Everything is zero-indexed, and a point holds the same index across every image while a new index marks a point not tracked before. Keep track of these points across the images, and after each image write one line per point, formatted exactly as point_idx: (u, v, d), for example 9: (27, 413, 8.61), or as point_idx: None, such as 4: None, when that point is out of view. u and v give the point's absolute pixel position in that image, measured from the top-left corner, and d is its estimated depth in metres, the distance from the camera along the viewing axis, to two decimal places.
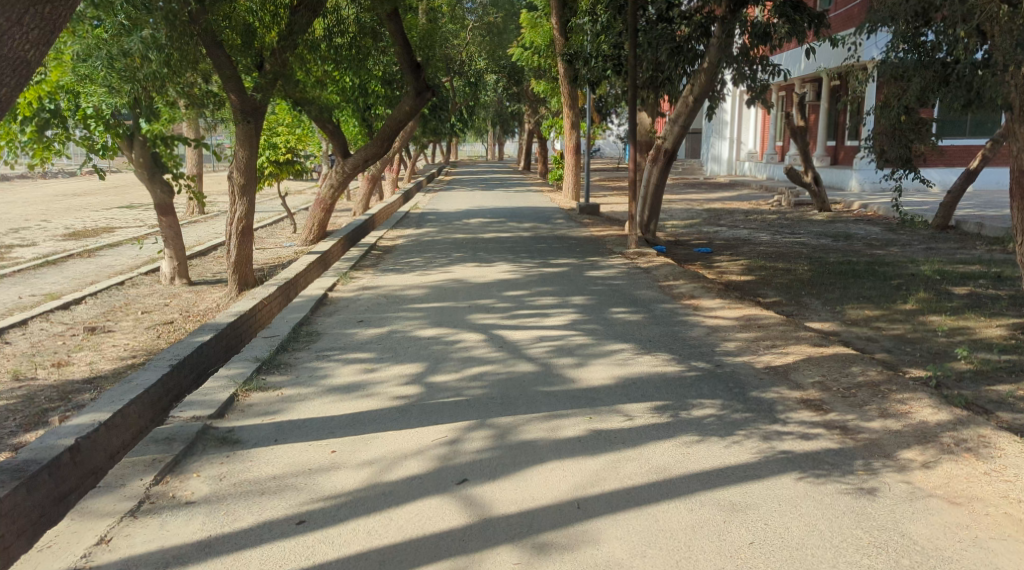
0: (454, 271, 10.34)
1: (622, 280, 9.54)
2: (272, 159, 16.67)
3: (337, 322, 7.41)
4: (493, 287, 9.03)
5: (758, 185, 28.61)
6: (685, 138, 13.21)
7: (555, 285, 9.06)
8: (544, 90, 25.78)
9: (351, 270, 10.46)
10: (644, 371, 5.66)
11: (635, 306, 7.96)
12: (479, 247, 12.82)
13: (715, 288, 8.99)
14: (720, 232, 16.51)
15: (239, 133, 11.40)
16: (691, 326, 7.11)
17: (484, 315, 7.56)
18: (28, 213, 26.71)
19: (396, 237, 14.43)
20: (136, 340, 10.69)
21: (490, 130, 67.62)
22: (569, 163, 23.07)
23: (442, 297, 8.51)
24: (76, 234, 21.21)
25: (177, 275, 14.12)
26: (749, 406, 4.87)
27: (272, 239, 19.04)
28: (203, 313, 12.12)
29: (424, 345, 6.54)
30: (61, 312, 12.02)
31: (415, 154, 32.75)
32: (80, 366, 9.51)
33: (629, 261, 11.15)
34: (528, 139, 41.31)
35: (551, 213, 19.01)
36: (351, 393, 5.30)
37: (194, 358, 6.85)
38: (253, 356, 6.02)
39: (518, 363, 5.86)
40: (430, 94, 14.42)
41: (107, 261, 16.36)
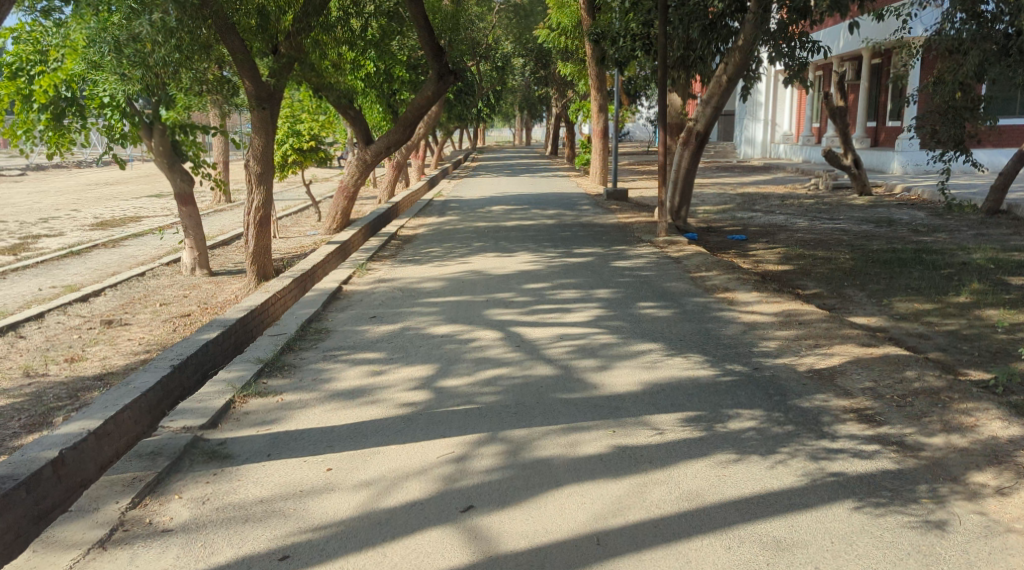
0: (474, 262, 9.93)
1: (650, 271, 9.07)
2: (295, 147, 16.11)
3: (348, 319, 7.02)
4: (513, 279, 8.61)
5: (793, 168, 27.80)
6: (717, 120, 12.62)
7: (579, 277, 8.61)
8: (572, 73, 25.21)
9: (370, 261, 10.08)
10: (673, 375, 5.22)
11: (663, 300, 7.49)
12: (502, 235, 12.39)
13: (750, 279, 8.49)
14: (755, 218, 15.89)
15: (254, 120, 11.00)
16: (724, 322, 6.64)
17: (502, 310, 7.15)
18: (58, 203, 26.65)
19: (418, 226, 14.04)
20: (153, 333, 10.36)
21: (518, 116, 67.00)
22: (597, 148, 22.51)
23: (459, 290, 8.10)
24: (102, 224, 21.04)
25: (198, 266, 13.80)
26: (792, 417, 4.43)
27: (297, 228, 18.75)
28: (220, 305, 11.81)
29: (439, 343, 6.15)
30: (80, 303, 11.64)
31: (442, 140, 32.28)
32: (94, 361, 9.16)
33: (659, 250, 10.64)
34: (556, 124, 40.65)
35: (578, 200, 18.50)
36: (354, 399, 4.92)
37: (199, 357, 6.49)
38: (256, 357, 5.65)
39: (536, 365, 5.45)
40: (453, 78, 13.92)
41: (130, 251, 16.12)
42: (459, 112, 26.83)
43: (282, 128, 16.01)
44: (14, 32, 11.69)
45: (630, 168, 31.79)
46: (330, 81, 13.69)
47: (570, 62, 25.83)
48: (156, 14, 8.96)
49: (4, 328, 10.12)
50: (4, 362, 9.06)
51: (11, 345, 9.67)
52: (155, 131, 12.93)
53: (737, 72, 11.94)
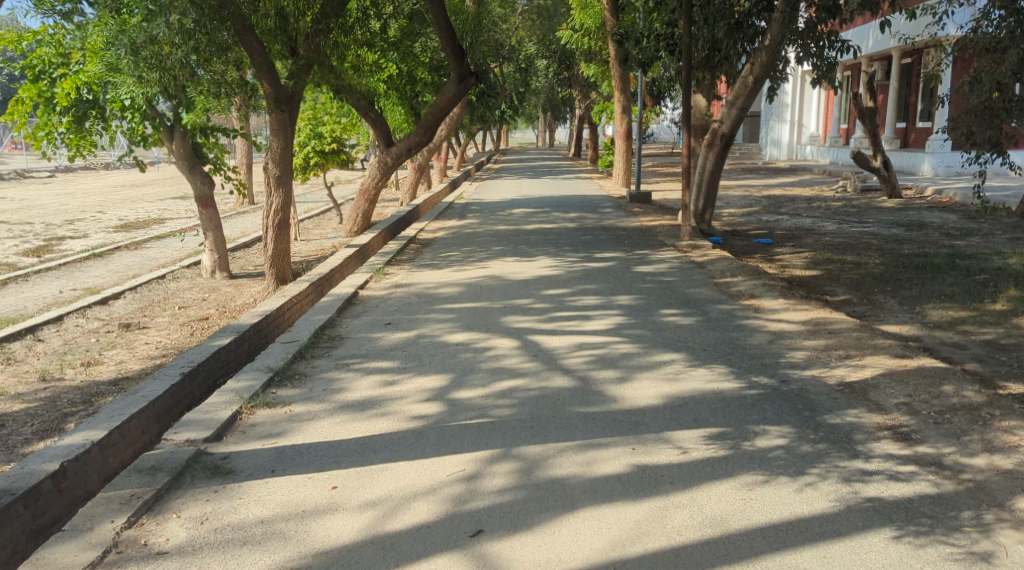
0: (493, 266, 9.75)
1: (673, 276, 8.84)
2: (317, 149, 16.03)
3: (363, 325, 6.87)
4: (532, 284, 8.42)
5: (820, 169, 27.38)
6: (743, 121, 12.36)
7: (600, 283, 8.40)
8: (595, 73, 25.01)
9: (387, 265, 9.94)
10: (696, 388, 5.00)
11: (686, 307, 7.27)
12: (522, 239, 12.20)
13: (776, 286, 8.24)
14: (781, 222, 15.59)
15: (273, 123, 10.92)
16: (750, 332, 6.41)
17: (520, 317, 6.96)
18: (84, 205, 26.83)
19: (438, 229, 13.90)
20: (170, 337, 10.27)
21: (542, 118, 66.89)
22: (620, 149, 22.28)
23: (477, 295, 7.92)
24: (126, 226, 21.13)
25: (218, 268, 13.74)
26: (823, 435, 4.20)
27: (318, 231, 18.69)
28: (239, 308, 11.72)
29: (453, 352, 5.97)
30: (99, 306, 11.58)
31: (465, 142, 32.18)
32: (111, 365, 9.07)
33: (683, 254, 10.40)
34: (579, 126, 40.42)
35: (601, 202, 18.27)
36: (364, 411, 4.75)
37: (210, 364, 6.36)
38: (266, 366, 5.50)
39: (554, 377, 5.26)
40: (474, 80, 13.74)
41: (151, 253, 16.12)
42: (482, 114, 26.71)
43: (304, 130, 15.93)
44: (36, 35, 11.69)
45: (653, 170, 31.52)
46: (350, 83, 13.57)
47: (594, 63, 25.62)
48: (173, 15, 8.89)
49: (22, 331, 10.06)
50: (21, 366, 8.99)
51: (29, 348, 9.60)
52: (175, 134, 12.88)
53: (763, 73, 11.67)
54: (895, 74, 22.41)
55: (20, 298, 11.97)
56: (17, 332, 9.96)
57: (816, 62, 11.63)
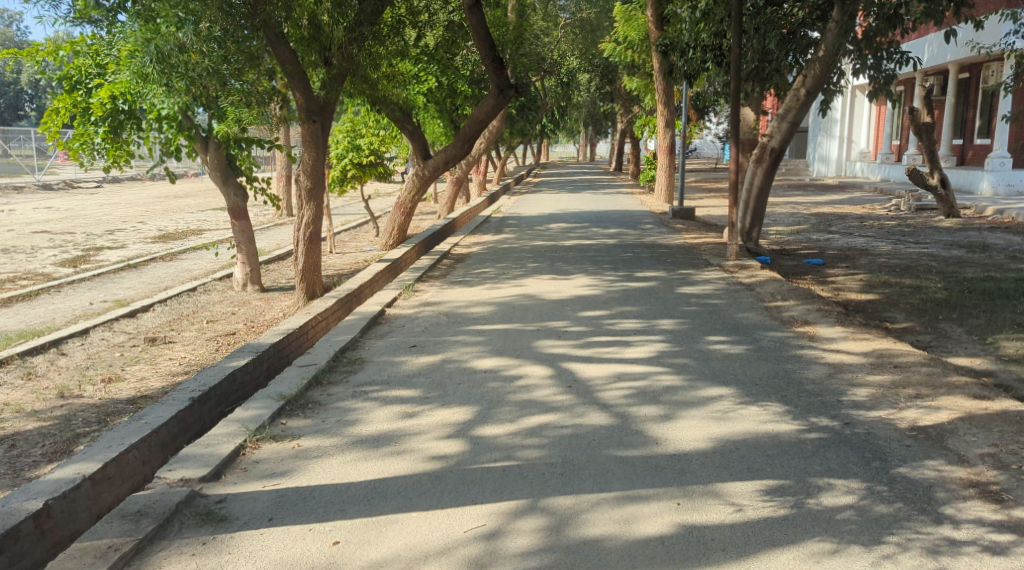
0: (528, 284, 9.30)
1: (719, 298, 8.30)
2: (355, 161, 15.74)
3: (388, 347, 6.45)
4: (569, 305, 7.94)
5: (871, 187, 26.52)
6: (794, 136, 11.76)
7: (641, 305, 7.90)
8: (639, 86, 24.47)
9: (418, 282, 9.52)
10: (749, 429, 4.49)
11: (734, 333, 6.74)
12: (560, 256, 11.74)
13: (832, 311, 7.66)
14: (832, 241, 14.92)
15: (305, 134, 10.59)
16: (806, 363, 5.86)
17: (555, 341, 6.49)
18: (125, 215, 26.86)
19: (473, 244, 13.50)
20: (195, 353, 9.94)
21: (582, 132, 66.40)
22: (663, 164, 21.73)
23: (510, 316, 7.47)
24: (164, 236, 21.07)
25: (250, 281, 13.46)
26: (897, 493, 3.68)
27: (354, 243, 18.42)
28: (268, 323, 11.40)
29: (481, 380, 5.52)
30: (127, 319, 11.33)
31: (505, 155, 31.78)
32: (132, 382, 8.75)
33: (730, 274, 9.85)
34: (620, 140, 39.79)
35: (642, 218, 17.73)
36: (379, 447, 4.31)
37: (224, 386, 5.97)
38: (278, 393, 5.09)
39: (590, 411, 4.78)
40: (514, 92, 13.37)
41: (186, 265, 15.94)
42: (522, 128, 26.34)
43: (342, 142, 15.67)
44: (74, 45, 11.52)
45: (696, 186, 30.88)
46: (386, 94, 13.26)
47: (637, 77, 25.12)
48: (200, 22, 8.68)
49: (46, 345, 9.81)
50: (41, 381, 8.70)
51: (50, 363, 9.33)
52: (209, 145, 12.69)
53: (816, 86, 11.08)
54: (951, 88, 21.58)
55: (49, 310, 11.77)
56: (41, 346, 9.71)
57: (873, 75, 11.07)
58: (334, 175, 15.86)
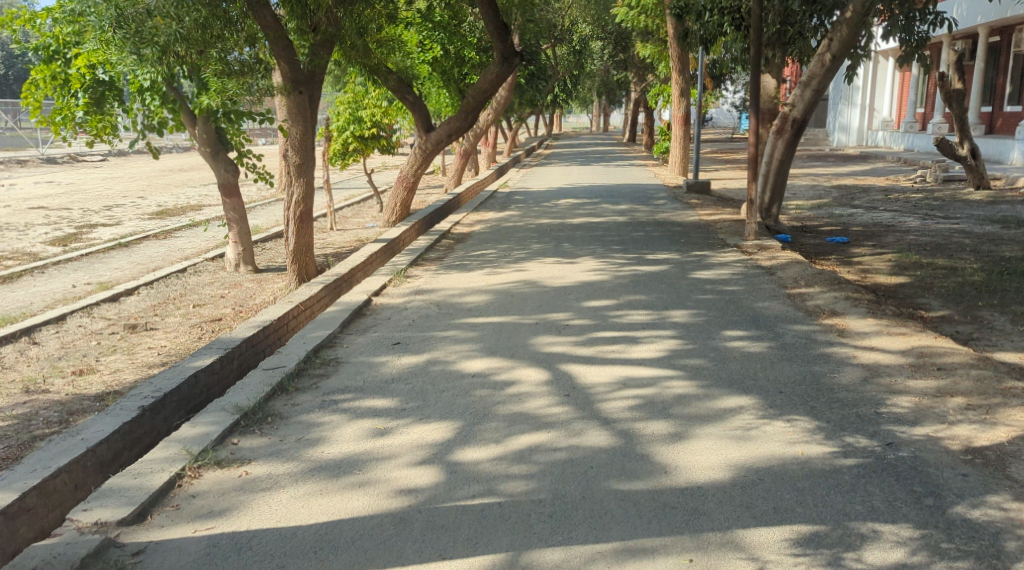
0: (529, 269, 8.63)
1: (737, 285, 7.61)
2: (356, 134, 15.01)
3: (368, 345, 5.80)
4: (572, 293, 7.27)
5: (893, 158, 25.59)
6: (818, 104, 11.01)
7: (651, 293, 7.21)
8: (652, 53, 23.63)
9: (411, 266, 8.89)
10: (774, 453, 3.82)
11: (754, 327, 6.05)
12: (565, 235, 11.05)
13: (862, 299, 6.96)
14: (855, 216, 14.15)
15: (290, 106, 9.84)
16: (836, 364, 5.18)
17: (554, 338, 5.83)
18: (128, 190, 26.35)
19: (475, 222, 12.83)
20: (176, 340, 9.31)
21: (595, 103, 65.32)
22: (677, 135, 20.90)
23: (505, 307, 6.82)
24: (162, 212, 20.48)
25: (242, 262, 12.81)
26: (960, 544, 3.00)
27: (356, 219, 17.76)
28: (257, 308, 10.78)
29: (466, 386, 4.86)
30: (109, 304, 10.73)
31: (516, 127, 31.00)
32: (104, 373, 8.13)
33: (747, 256, 9.16)
34: (634, 110, 38.87)
35: (655, 192, 17.00)
36: (339, 477, 3.67)
37: (184, 391, 5.34)
38: (233, 404, 4.44)
39: (588, 429, 4.12)
40: (519, 59, 12.61)
41: (179, 243, 15.34)
42: (532, 99, 25.50)
43: (343, 114, 14.88)
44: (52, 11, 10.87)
45: (712, 157, 30.00)
46: (381, 62, 12.45)
47: (651, 44, 24.21)
48: None
49: (17, 333, 9.23)
50: (8, 374, 8.15)
51: (20, 353, 8.77)
52: (198, 120, 11.95)
53: (843, 51, 10.31)
54: (982, 52, 20.58)
55: (29, 294, 11.22)
56: (11, 335, 9.15)
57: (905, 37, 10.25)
58: (336, 149, 15.14)
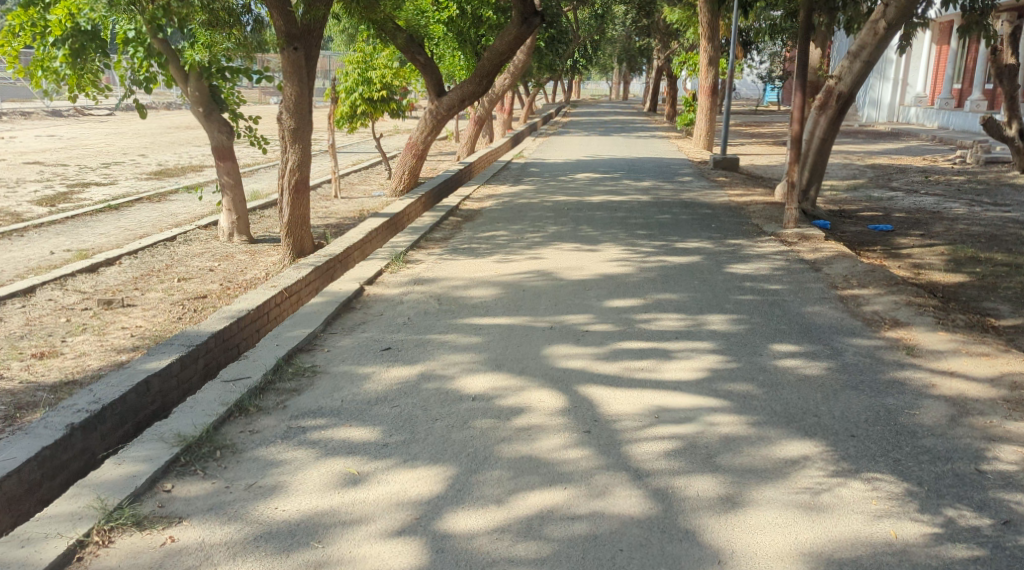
0: (545, 257, 7.76)
1: (780, 283, 6.72)
2: (365, 96, 13.92)
3: (353, 352, 4.93)
4: (591, 290, 6.39)
5: (928, 136, 24.49)
6: (867, 79, 10.11)
7: (682, 292, 6.32)
8: (681, 18, 22.53)
9: (413, 249, 8.05)
10: (858, 535, 2.93)
11: (807, 340, 5.14)
12: (584, 216, 10.16)
13: (927, 304, 6.05)
14: (896, 201, 13.20)
15: (282, 63, 8.93)
16: (912, 393, 4.28)
17: (571, 349, 4.95)
18: (131, 147, 25.46)
19: (487, 197, 11.96)
20: (153, 320, 8.44)
21: (616, 69, 63.82)
22: (704, 106, 19.84)
23: (516, 305, 5.95)
24: (161, 173, 19.62)
25: (236, 232, 11.87)
26: None
27: (363, 186, 16.87)
28: (247, 284, 9.91)
29: (464, 413, 3.98)
30: (85, 275, 9.87)
31: (534, 92, 29.92)
32: (67, 356, 7.28)
33: (787, 247, 8.29)
34: (656, 79, 37.69)
35: (680, 168, 16.05)
36: (292, 553, 2.82)
37: (132, 400, 4.45)
38: (173, 431, 3.56)
39: (615, 486, 3.24)
40: (539, 19, 11.62)
41: (174, 207, 14.50)
42: (552, 64, 24.44)
43: (352, 74, 13.82)
44: None
45: (738, 130, 28.88)
46: (389, 17, 11.49)
47: (680, 8, 23.10)
48: None
49: None
50: None
51: None
52: (190, 77, 10.98)
53: (899, 18, 9.41)
54: None
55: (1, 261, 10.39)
56: None
57: None
58: (343, 111, 14.12)
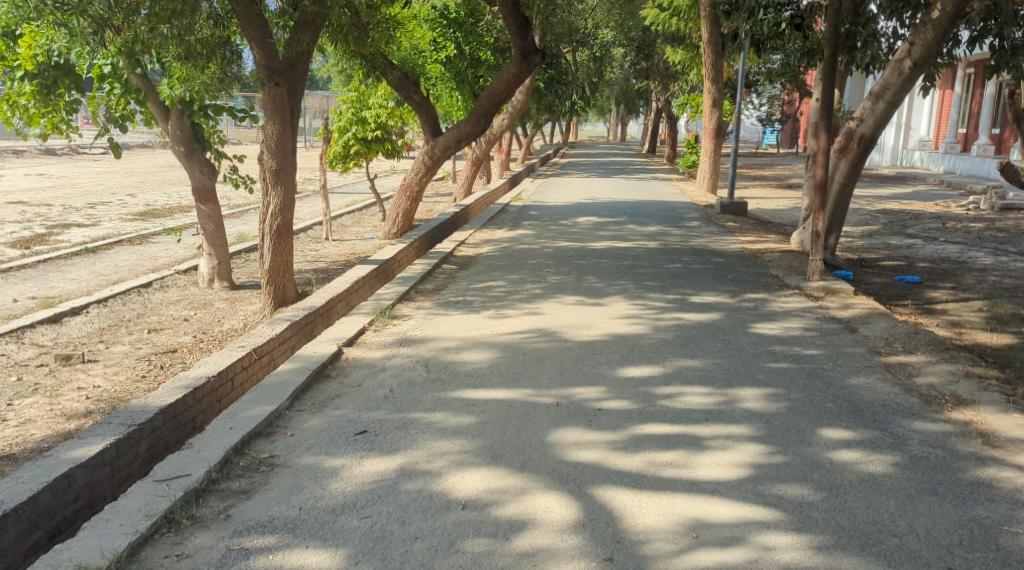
0: (547, 312, 6.98)
1: (813, 348, 5.95)
2: (359, 136, 13.24)
3: (321, 438, 4.10)
4: (600, 355, 5.61)
5: (937, 180, 23.95)
6: (890, 120, 9.48)
7: (705, 358, 5.54)
8: (683, 59, 22.09)
9: (401, 303, 7.28)
10: None
11: (861, 424, 4.34)
12: (588, 264, 9.41)
13: (988, 374, 5.28)
14: (916, 249, 12.52)
15: (263, 99, 8.20)
16: (1006, 501, 3.47)
17: (582, 434, 4.14)
18: (119, 187, 24.72)
19: (484, 242, 11.24)
20: (114, 379, 7.59)
21: (614, 111, 63.74)
22: (708, 148, 19.26)
23: (516, 374, 5.15)
24: (146, 213, 18.89)
25: (216, 277, 11.05)
26: None
27: (354, 228, 16.13)
28: (223, 336, 9.09)
29: (453, 529, 3.16)
30: (46, 327, 9.06)
31: (532, 133, 29.41)
32: (9, 424, 6.43)
33: (814, 302, 7.54)
34: (655, 120, 37.26)
35: (686, 212, 15.36)
36: None
37: (46, 500, 3.64)
38: (75, 564, 2.76)
39: None
40: (539, 58, 10.94)
41: (154, 250, 13.73)
42: (551, 105, 23.92)
43: (346, 114, 13.10)
44: None
45: (741, 173, 28.29)
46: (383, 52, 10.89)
47: (682, 49, 22.66)
48: None
49: None
50: None
51: None
52: (171, 114, 10.24)
53: (926, 57, 8.84)
54: None
55: None
56: None
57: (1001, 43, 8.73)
58: (336, 151, 13.41)
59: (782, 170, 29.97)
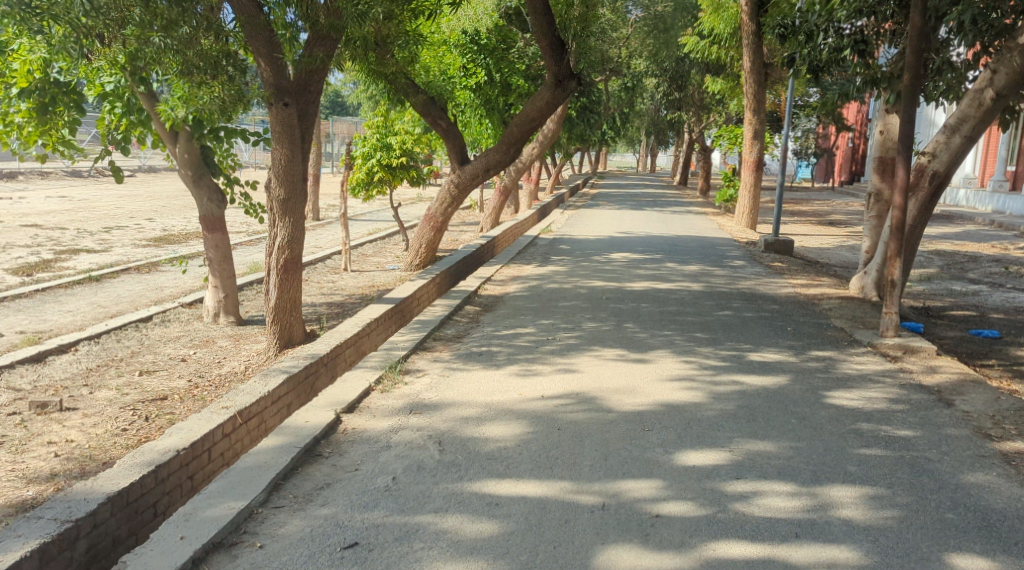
0: (583, 370, 6.01)
1: (907, 426, 4.93)
2: (382, 162, 12.36)
3: (298, 554, 3.17)
4: (652, 432, 4.62)
5: (986, 220, 22.75)
6: (967, 156, 8.45)
7: (780, 440, 4.54)
8: (722, 89, 21.16)
9: (416, 355, 6.35)
10: None
11: (1001, 550, 3.33)
12: (627, 309, 8.45)
13: None
14: (983, 297, 11.44)
15: (273, 121, 7.33)
16: None
17: (637, 558, 3.16)
18: (138, 211, 24.12)
19: (510, 279, 10.32)
20: (91, 432, 6.70)
21: (643, 143, 62.88)
22: (749, 182, 18.20)
23: (550, 459, 4.18)
24: (161, 239, 18.20)
25: (222, 312, 10.19)
26: None
27: (376, 258, 15.30)
28: (221, 380, 8.21)
29: None
30: (28, 367, 8.25)
31: (561, 162, 28.60)
32: None
33: (891, 363, 6.52)
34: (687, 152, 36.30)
35: (727, 250, 14.36)
36: None
37: None
38: None
39: None
40: (575, 83, 9.99)
41: (161, 280, 12.94)
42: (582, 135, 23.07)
43: (370, 139, 12.23)
44: None
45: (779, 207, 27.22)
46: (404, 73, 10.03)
47: (720, 79, 21.73)
48: None
49: None
50: None
51: None
52: (179, 136, 9.39)
53: (1010, 87, 7.86)
54: None
55: None
56: None
57: None
58: (358, 178, 12.54)
59: (820, 205, 28.84)
